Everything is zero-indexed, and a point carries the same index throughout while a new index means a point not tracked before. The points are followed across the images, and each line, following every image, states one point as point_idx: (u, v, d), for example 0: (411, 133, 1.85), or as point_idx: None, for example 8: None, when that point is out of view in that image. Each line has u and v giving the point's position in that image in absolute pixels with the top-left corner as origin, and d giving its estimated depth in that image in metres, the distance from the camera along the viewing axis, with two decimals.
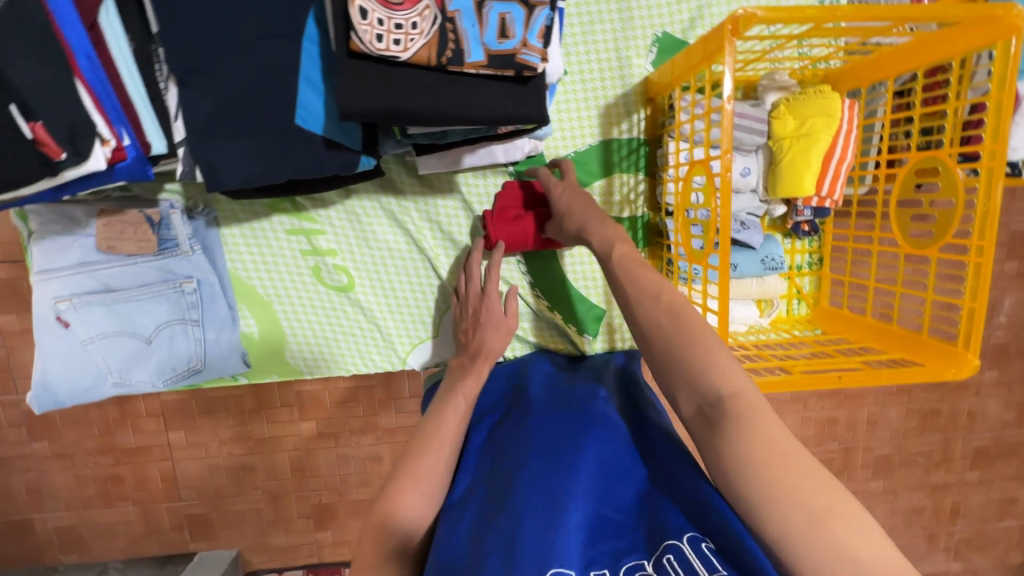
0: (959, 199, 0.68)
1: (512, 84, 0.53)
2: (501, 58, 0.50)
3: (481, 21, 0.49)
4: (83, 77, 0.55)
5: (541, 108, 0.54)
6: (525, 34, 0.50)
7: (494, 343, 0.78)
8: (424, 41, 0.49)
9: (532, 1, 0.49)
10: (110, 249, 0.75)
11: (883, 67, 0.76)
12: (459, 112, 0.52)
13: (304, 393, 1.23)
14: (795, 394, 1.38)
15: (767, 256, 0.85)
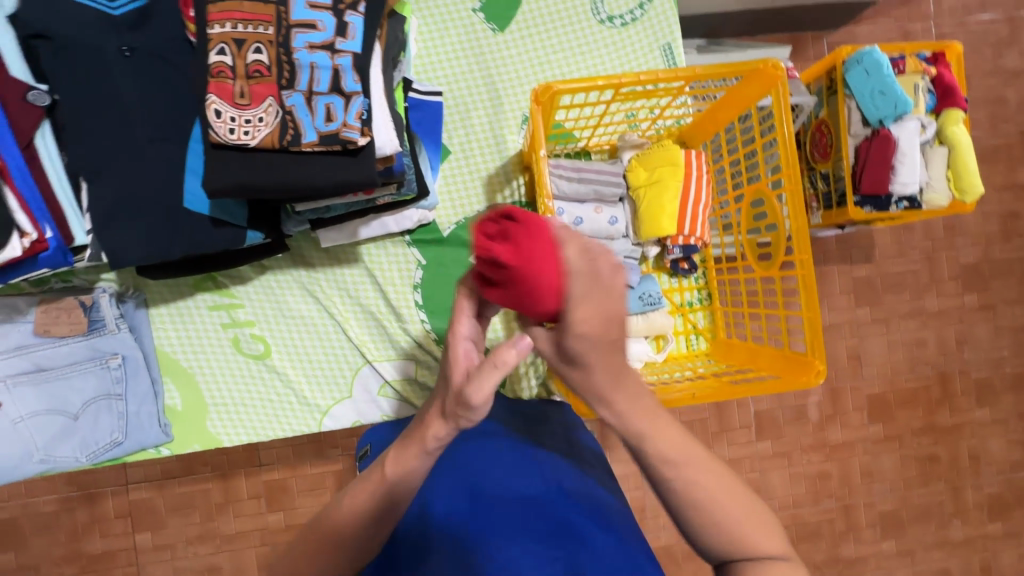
0: (781, 224, 0.76)
1: (345, 158, 0.64)
2: (328, 137, 0.62)
3: (313, 111, 0.62)
4: (13, 183, 0.69)
5: (371, 172, 0.64)
6: (346, 117, 0.62)
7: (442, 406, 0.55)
8: (269, 131, 0.62)
9: (348, 92, 0.62)
10: (45, 332, 0.85)
11: (707, 125, 0.88)
12: (305, 183, 0.63)
13: (271, 481, 1.36)
14: (777, 449, 1.35)
15: (644, 293, 0.91)
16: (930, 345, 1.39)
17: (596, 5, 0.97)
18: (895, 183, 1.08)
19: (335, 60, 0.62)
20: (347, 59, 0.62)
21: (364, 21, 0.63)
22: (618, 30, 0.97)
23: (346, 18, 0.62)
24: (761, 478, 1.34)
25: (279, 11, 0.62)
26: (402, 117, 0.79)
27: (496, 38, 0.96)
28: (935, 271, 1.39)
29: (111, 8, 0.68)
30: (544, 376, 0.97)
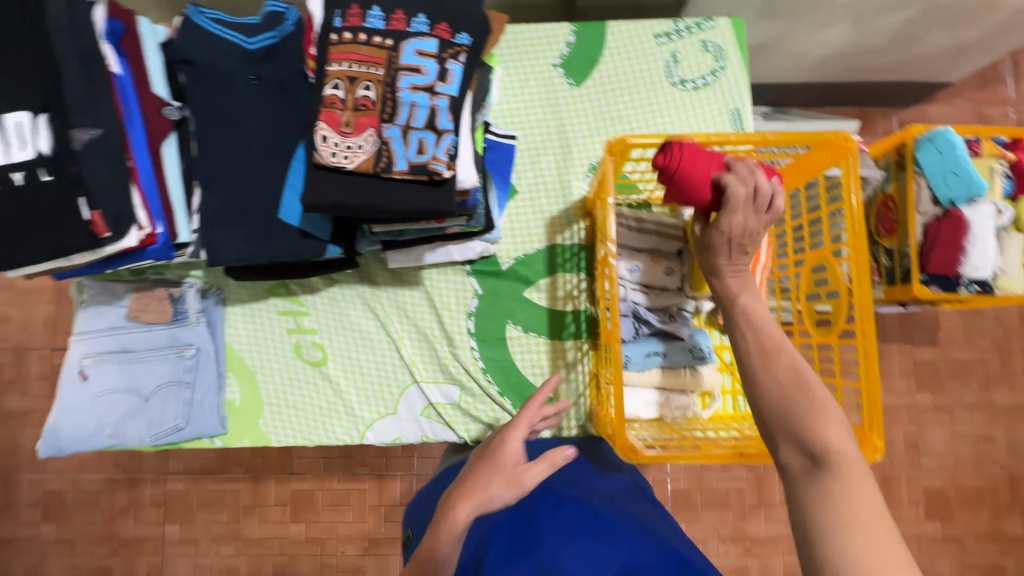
0: (844, 291, 0.76)
1: (429, 188, 0.70)
2: (418, 167, 0.68)
3: (407, 143, 0.69)
4: (140, 183, 0.78)
5: (451, 204, 0.71)
6: (436, 151, 0.68)
7: (484, 489, 0.61)
8: (366, 158, 0.69)
9: (441, 130, 0.69)
10: (135, 317, 0.93)
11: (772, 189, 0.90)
12: (391, 207, 0.70)
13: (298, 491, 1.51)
14: None
15: (695, 346, 0.90)
16: (999, 442, 1.29)
17: (671, 69, 1.02)
18: (964, 265, 1.06)
19: (433, 101, 0.69)
20: (444, 101, 0.70)
21: (463, 69, 0.70)
22: (689, 92, 1.02)
23: (447, 65, 0.70)
24: None
25: (390, 55, 0.69)
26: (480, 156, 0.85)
27: (572, 92, 1.03)
28: (1010, 364, 1.31)
29: (246, 41, 0.77)
30: (585, 418, 0.98)
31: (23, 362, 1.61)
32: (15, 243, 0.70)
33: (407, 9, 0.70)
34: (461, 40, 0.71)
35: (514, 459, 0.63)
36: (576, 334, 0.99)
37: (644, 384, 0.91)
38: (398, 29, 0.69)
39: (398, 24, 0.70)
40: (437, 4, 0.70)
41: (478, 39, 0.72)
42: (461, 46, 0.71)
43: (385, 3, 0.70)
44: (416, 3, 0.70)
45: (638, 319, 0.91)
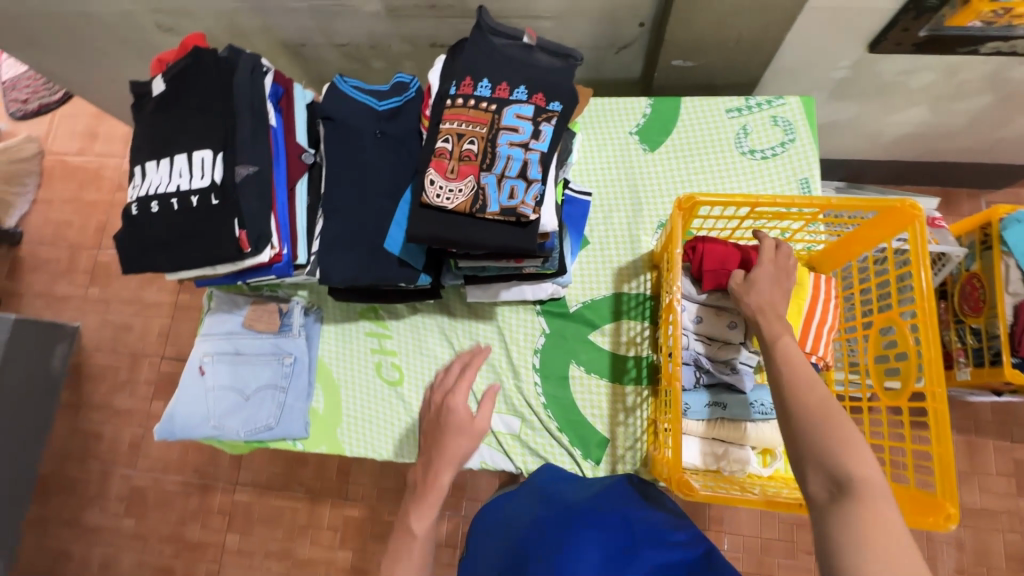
0: (913, 353, 0.76)
1: (516, 228, 0.81)
2: (507, 210, 0.79)
3: (500, 189, 0.80)
4: (277, 212, 0.94)
5: (531, 242, 0.81)
6: (524, 197, 0.79)
7: (457, 448, 0.81)
8: (465, 200, 0.81)
9: (530, 178, 0.80)
10: (249, 325, 1.08)
11: (837, 254, 0.93)
12: (481, 243, 0.80)
13: (350, 516, 1.58)
14: None
15: (757, 401, 0.92)
16: None
17: (740, 140, 1.10)
18: None
19: (527, 154, 0.81)
20: (535, 155, 0.81)
21: (553, 130, 0.82)
22: (758, 162, 1.09)
23: (541, 126, 0.82)
24: None
25: (493, 117, 0.82)
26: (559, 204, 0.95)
27: (645, 156, 1.13)
28: None
29: (377, 104, 0.94)
30: (640, 463, 0.99)
31: (137, 368, 1.84)
32: (180, 251, 0.86)
33: (510, 82, 0.84)
34: (553, 107, 0.83)
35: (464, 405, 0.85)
36: (637, 379, 1.02)
37: (701, 434, 0.93)
38: (502, 97, 0.83)
39: (503, 93, 0.83)
40: (536, 79, 0.84)
41: (568, 107, 0.84)
42: (552, 113, 0.83)
43: (493, 76, 0.85)
44: (518, 78, 0.84)
45: (700, 368, 0.95)
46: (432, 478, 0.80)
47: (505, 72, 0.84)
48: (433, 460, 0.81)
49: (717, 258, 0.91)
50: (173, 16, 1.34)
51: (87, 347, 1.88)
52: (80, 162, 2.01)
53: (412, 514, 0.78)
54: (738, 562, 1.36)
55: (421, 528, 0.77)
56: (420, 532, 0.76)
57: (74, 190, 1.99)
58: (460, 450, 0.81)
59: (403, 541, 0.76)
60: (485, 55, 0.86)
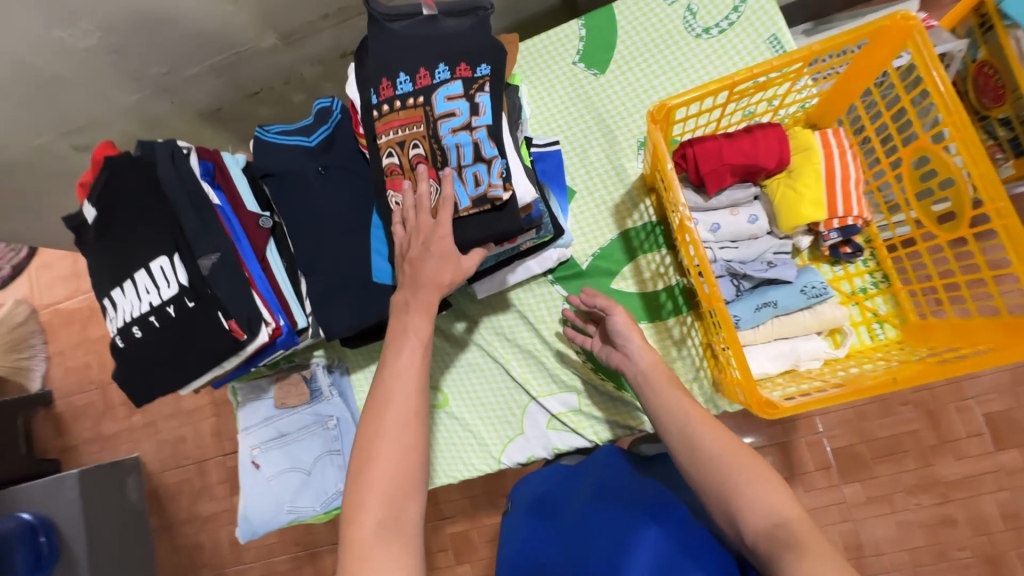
0: (958, 177, 0.68)
1: (495, 213, 0.75)
2: (479, 199, 0.74)
3: (464, 182, 0.75)
4: (257, 287, 0.90)
5: (515, 219, 0.75)
6: (490, 179, 0.74)
7: (440, 274, 0.73)
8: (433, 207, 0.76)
9: (488, 158, 0.74)
10: (282, 404, 1.06)
11: (839, 99, 0.83)
12: (468, 241, 0.75)
13: (454, 534, 1.54)
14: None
15: (806, 285, 0.85)
16: None
17: (690, 22, 1.00)
18: None
19: (474, 135, 0.74)
20: (483, 131, 0.74)
21: (491, 98, 0.75)
22: (717, 38, 1.00)
23: (477, 99, 0.75)
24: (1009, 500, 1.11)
25: (425, 110, 0.75)
26: (529, 164, 0.90)
27: (599, 80, 1.04)
28: None
29: (308, 140, 0.87)
30: (711, 391, 0.93)
31: (206, 471, 1.87)
32: (180, 366, 0.82)
33: (428, 64, 0.76)
34: (482, 72, 0.75)
35: (433, 228, 0.73)
36: (676, 310, 0.97)
37: (762, 340, 0.87)
38: (426, 84, 0.76)
39: (425, 80, 0.76)
40: (451, 49, 0.76)
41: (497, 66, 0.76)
42: (483, 77, 0.75)
43: (410, 66, 0.77)
44: (434, 56, 0.76)
45: (736, 276, 0.88)
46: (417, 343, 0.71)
47: (418, 55, 0.76)
48: (410, 315, 0.73)
49: (712, 159, 0.84)
50: (83, 133, 1.29)
51: (153, 471, 1.91)
52: (72, 305, 2.00)
53: (397, 389, 0.68)
54: (839, 439, 1.31)
55: (409, 399, 0.67)
56: (404, 393, 0.68)
57: (79, 333, 1.98)
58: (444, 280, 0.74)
59: (386, 400, 0.68)
60: (391, 47, 0.78)
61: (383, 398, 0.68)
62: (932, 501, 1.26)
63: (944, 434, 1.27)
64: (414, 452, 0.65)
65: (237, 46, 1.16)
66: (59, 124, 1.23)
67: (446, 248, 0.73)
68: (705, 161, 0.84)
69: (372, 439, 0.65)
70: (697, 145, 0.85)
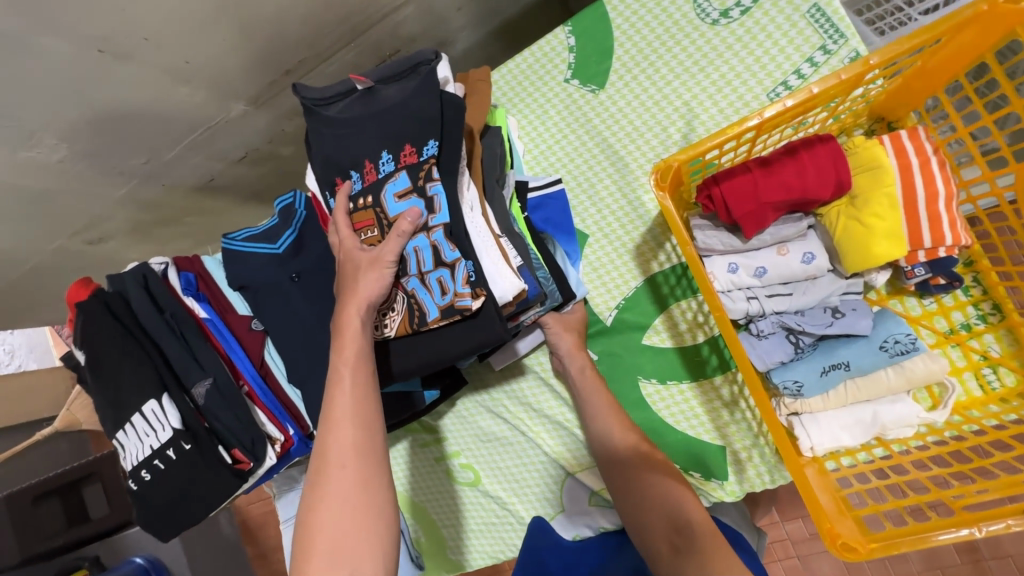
0: None
1: (468, 321, 0.68)
2: (448, 309, 0.67)
3: (430, 289, 0.67)
4: (259, 400, 0.85)
5: (497, 322, 0.68)
6: (455, 286, 0.66)
7: (362, 281, 0.66)
8: (402, 319, 0.70)
9: (450, 261, 0.66)
10: None
11: (915, 91, 0.63)
12: (446, 354, 0.70)
13: None
14: None
15: (886, 340, 0.68)
16: None
17: (702, 6, 0.81)
18: None
19: (432, 237, 0.66)
20: (440, 231, 0.66)
21: (445, 189, 0.67)
22: (738, 21, 0.80)
23: (430, 193, 0.67)
24: None
25: (376, 211, 0.69)
26: (526, 235, 0.80)
27: (598, 97, 0.88)
28: None
29: (275, 246, 0.81)
30: (774, 459, 0.79)
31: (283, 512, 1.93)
32: (191, 505, 0.79)
33: (372, 156, 0.71)
34: (430, 151, 0.67)
35: (347, 244, 0.68)
36: (722, 365, 0.82)
37: (835, 407, 0.70)
38: (373, 180, 0.70)
39: (372, 176, 0.70)
40: (390, 133, 0.69)
41: (447, 146, 0.68)
42: (431, 159, 0.67)
43: (356, 161, 0.72)
44: (374, 144, 0.70)
45: (792, 331, 0.72)
46: (349, 372, 0.62)
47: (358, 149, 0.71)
48: (342, 337, 0.64)
49: (742, 199, 0.67)
50: (90, 230, 1.23)
51: None
52: None
53: (333, 425, 0.59)
54: None
55: (345, 438, 0.58)
56: (340, 429, 0.59)
57: None
58: (364, 282, 0.66)
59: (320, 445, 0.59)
60: (332, 140, 0.73)
61: (320, 446, 0.58)
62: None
63: None
64: (355, 495, 0.56)
65: (206, 122, 1.06)
66: (62, 228, 1.18)
67: (351, 246, 0.68)
68: (733, 195, 0.67)
69: (314, 494, 0.56)
70: (721, 183, 0.68)
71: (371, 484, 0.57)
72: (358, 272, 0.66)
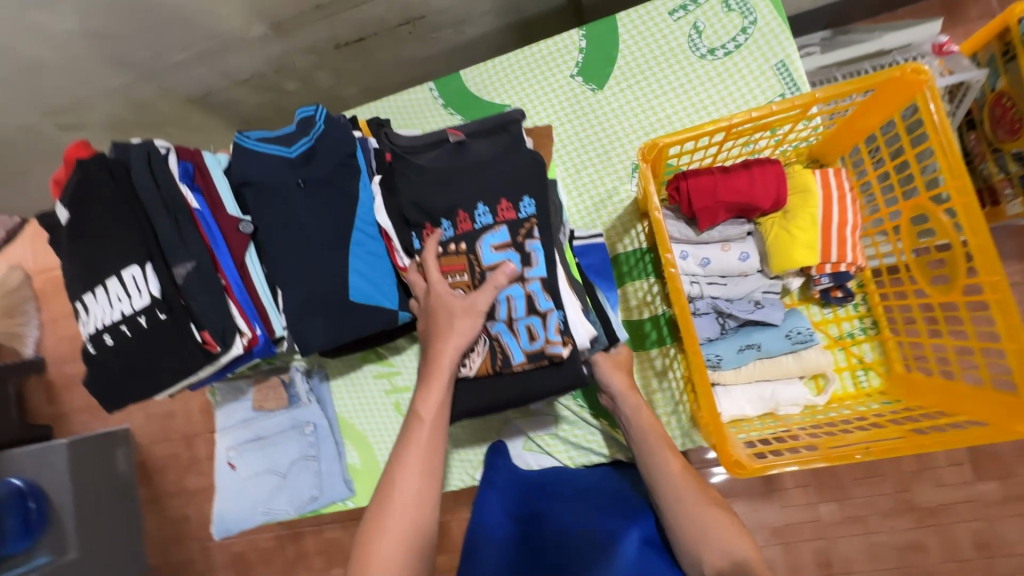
0: (955, 241, 0.65)
1: (553, 367, 0.77)
2: (535, 353, 0.75)
3: (516, 334, 0.76)
4: (234, 296, 0.86)
5: (578, 370, 0.78)
6: (547, 334, 0.75)
7: (453, 332, 0.75)
8: (484, 360, 0.78)
9: (543, 310, 0.75)
10: (260, 407, 1.06)
11: (840, 139, 0.81)
12: (531, 394, 0.78)
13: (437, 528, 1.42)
14: (1009, 493, 1.15)
15: (792, 330, 0.84)
16: None
17: (695, 41, 0.97)
18: None
19: (527, 287, 0.76)
20: (536, 283, 0.75)
21: (541, 246, 0.76)
22: (722, 60, 0.97)
23: (528, 248, 0.76)
24: (989, 528, 1.15)
25: (470, 259, 0.77)
26: (580, 281, 0.85)
27: (596, 96, 1.02)
28: None
29: (288, 151, 0.85)
30: (688, 425, 0.93)
31: None
32: (152, 375, 0.82)
33: (467, 206, 0.78)
34: (527, 211, 0.76)
35: (440, 291, 0.77)
36: (660, 340, 0.96)
37: (744, 381, 0.85)
38: (467, 229, 0.78)
39: (466, 224, 0.78)
40: (488, 188, 0.78)
41: (539, 203, 0.77)
42: (528, 218, 0.77)
43: (449, 210, 0.79)
44: (471, 195, 0.78)
45: (721, 313, 0.86)
46: (426, 429, 0.73)
47: (454, 197, 0.78)
48: (423, 393, 0.75)
49: (703, 193, 0.81)
50: (70, 113, 1.21)
51: None
52: None
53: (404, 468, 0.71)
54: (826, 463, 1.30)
55: (411, 486, 0.70)
56: (407, 479, 0.70)
57: None
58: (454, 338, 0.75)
59: (389, 484, 0.70)
60: (425, 185, 0.81)
61: (387, 485, 0.70)
62: (908, 526, 1.17)
63: (922, 459, 1.18)
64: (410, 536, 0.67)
65: (224, 35, 1.09)
66: (41, 103, 1.16)
67: (446, 294, 0.76)
68: (696, 191, 0.81)
69: (375, 521, 0.68)
70: (689, 176, 0.82)
71: (421, 528, 0.68)
72: (447, 329, 0.76)
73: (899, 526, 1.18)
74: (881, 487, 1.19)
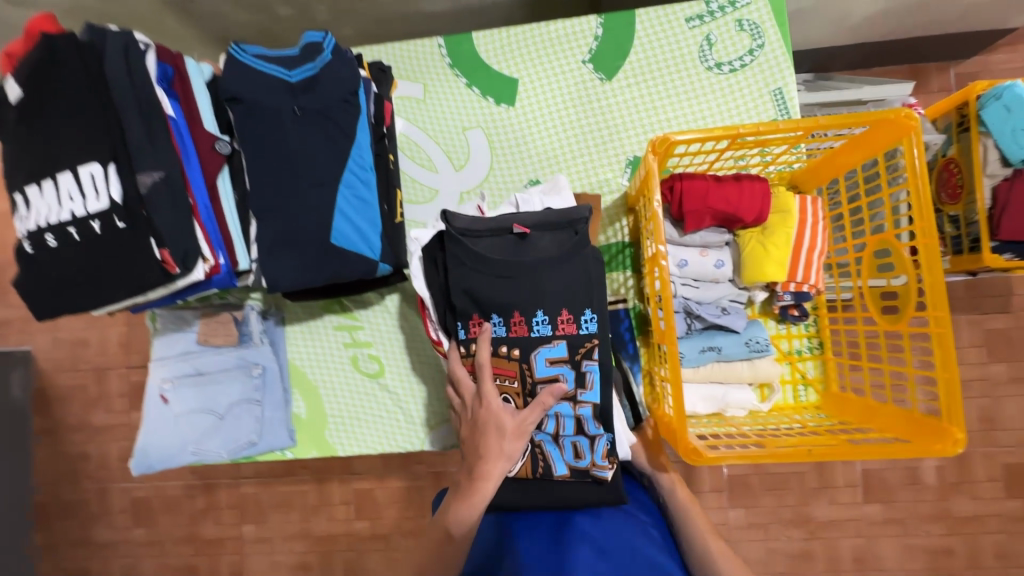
0: (912, 276, 0.72)
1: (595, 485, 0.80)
2: (580, 471, 0.80)
3: (562, 448, 0.80)
4: (201, 220, 0.80)
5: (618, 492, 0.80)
6: (594, 457, 0.79)
7: (497, 455, 0.75)
8: (525, 465, 0.81)
9: (592, 434, 0.79)
10: (205, 340, 1.00)
11: (822, 171, 0.87)
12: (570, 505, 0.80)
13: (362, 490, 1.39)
14: (891, 516, 1.29)
15: (751, 339, 0.89)
16: None
17: (705, 53, 1.01)
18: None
19: (577, 409, 0.78)
20: (587, 408, 0.78)
21: (597, 368, 0.77)
22: (726, 76, 1.01)
23: (585, 369, 0.77)
24: (868, 545, 1.29)
25: (523, 368, 0.77)
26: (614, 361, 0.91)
27: (603, 87, 1.03)
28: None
29: (287, 74, 0.81)
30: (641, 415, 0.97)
31: None
32: (99, 284, 0.76)
33: (524, 310, 0.76)
34: (589, 329, 0.76)
35: (489, 403, 0.76)
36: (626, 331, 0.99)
37: (699, 379, 0.90)
38: (521, 334, 0.76)
39: (519, 328, 0.77)
40: (555, 298, 0.76)
41: (602, 321, 0.77)
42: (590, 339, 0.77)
43: (504, 307, 0.77)
44: (530, 301, 0.76)
45: (690, 314, 0.90)
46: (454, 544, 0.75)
47: (512, 299, 0.76)
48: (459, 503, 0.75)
49: (694, 197, 0.84)
50: None
51: None
52: None
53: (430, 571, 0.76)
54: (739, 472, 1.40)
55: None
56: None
57: None
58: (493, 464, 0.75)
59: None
60: (480, 280, 0.77)
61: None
62: (800, 536, 1.29)
63: (824, 478, 1.29)
64: None
65: None
66: None
67: (496, 411, 0.76)
68: (688, 192, 0.84)
69: None
70: (686, 179, 0.85)
71: None
72: (491, 453, 0.75)
73: (795, 536, 1.29)
74: (785, 498, 1.30)
